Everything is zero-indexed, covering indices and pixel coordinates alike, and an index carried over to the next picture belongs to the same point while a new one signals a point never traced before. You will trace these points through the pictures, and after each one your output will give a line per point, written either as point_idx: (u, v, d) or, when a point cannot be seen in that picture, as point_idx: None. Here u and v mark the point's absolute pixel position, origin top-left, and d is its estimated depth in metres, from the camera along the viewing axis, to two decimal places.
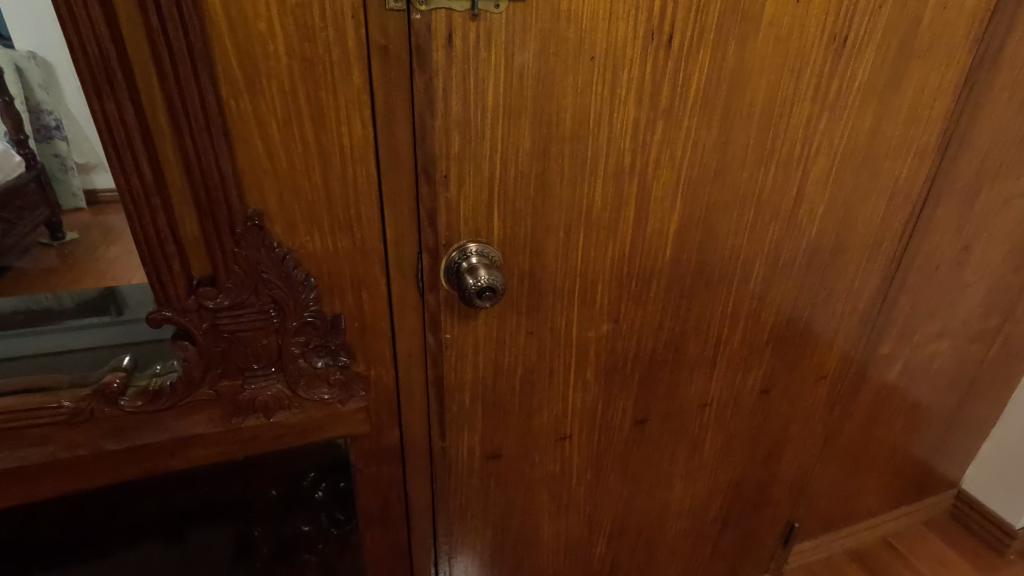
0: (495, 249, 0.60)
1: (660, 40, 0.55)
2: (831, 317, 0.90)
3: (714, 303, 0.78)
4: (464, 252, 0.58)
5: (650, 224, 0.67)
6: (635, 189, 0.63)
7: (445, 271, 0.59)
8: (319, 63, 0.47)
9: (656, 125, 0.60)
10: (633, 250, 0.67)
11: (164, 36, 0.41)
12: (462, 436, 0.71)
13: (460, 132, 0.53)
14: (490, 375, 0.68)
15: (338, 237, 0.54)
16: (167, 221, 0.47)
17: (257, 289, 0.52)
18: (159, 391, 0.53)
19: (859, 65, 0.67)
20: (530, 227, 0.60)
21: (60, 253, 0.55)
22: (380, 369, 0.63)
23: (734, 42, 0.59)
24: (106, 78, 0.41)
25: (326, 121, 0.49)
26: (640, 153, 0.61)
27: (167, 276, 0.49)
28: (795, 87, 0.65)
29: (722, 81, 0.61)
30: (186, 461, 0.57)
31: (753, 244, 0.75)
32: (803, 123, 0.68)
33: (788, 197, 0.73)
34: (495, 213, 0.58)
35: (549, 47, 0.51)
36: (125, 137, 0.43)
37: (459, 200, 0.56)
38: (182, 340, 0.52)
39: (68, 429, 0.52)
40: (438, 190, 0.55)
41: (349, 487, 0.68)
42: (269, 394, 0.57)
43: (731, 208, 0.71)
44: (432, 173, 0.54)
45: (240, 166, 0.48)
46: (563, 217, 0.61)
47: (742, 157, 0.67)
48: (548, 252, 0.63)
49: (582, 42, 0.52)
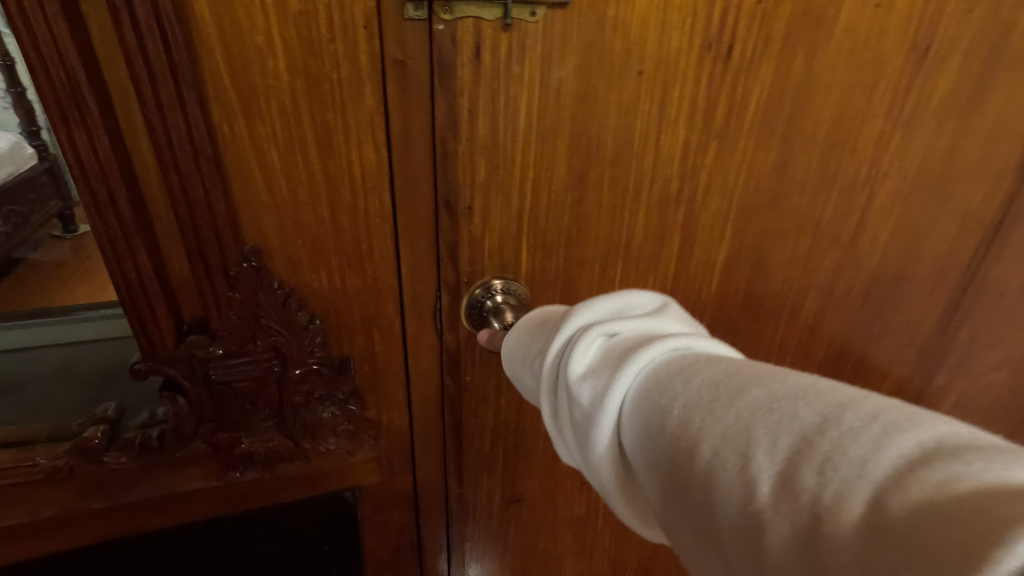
0: (524, 287, 0.53)
1: (719, 51, 0.47)
2: (894, 357, 0.79)
3: (760, 341, 0.69)
4: (489, 289, 0.52)
5: (696, 256, 0.58)
6: (681, 218, 0.55)
7: (466, 308, 0.52)
8: (325, 81, 0.40)
9: (709, 148, 0.52)
10: (675, 284, 0.59)
11: (143, 54, 0.35)
12: (480, 482, 0.64)
13: (486, 157, 0.46)
14: (513, 420, 0.61)
15: (347, 274, 0.48)
16: (151, 262, 0.41)
17: (256, 335, 0.46)
18: (146, 446, 0.47)
19: (943, 77, 0.56)
20: (563, 260, 0.53)
21: (74, 248, 0.44)
22: (391, 414, 0.57)
23: (803, 52, 0.50)
24: (75, 102, 0.35)
25: (333, 147, 0.43)
26: (689, 180, 0.53)
27: (152, 323, 0.43)
28: (868, 103, 0.55)
29: (787, 98, 0.52)
30: (177, 518, 0.51)
31: (809, 277, 0.65)
32: (876, 147, 0.58)
33: (850, 226, 0.63)
34: (524, 244, 0.51)
35: (591, 61, 0.44)
36: (98, 171, 0.37)
37: (483, 232, 0.50)
38: (170, 392, 0.46)
39: (45, 487, 0.47)
40: (460, 223, 0.48)
41: (356, 538, 0.62)
42: (269, 447, 0.51)
43: (790, 242, 0.62)
44: (453, 205, 0.47)
45: (235, 199, 0.42)
46: (600, 251, 0.54)
47: (805, 186, 0.58)
48: (582, 288, 0.56)
49: (629, 54, 0.45)
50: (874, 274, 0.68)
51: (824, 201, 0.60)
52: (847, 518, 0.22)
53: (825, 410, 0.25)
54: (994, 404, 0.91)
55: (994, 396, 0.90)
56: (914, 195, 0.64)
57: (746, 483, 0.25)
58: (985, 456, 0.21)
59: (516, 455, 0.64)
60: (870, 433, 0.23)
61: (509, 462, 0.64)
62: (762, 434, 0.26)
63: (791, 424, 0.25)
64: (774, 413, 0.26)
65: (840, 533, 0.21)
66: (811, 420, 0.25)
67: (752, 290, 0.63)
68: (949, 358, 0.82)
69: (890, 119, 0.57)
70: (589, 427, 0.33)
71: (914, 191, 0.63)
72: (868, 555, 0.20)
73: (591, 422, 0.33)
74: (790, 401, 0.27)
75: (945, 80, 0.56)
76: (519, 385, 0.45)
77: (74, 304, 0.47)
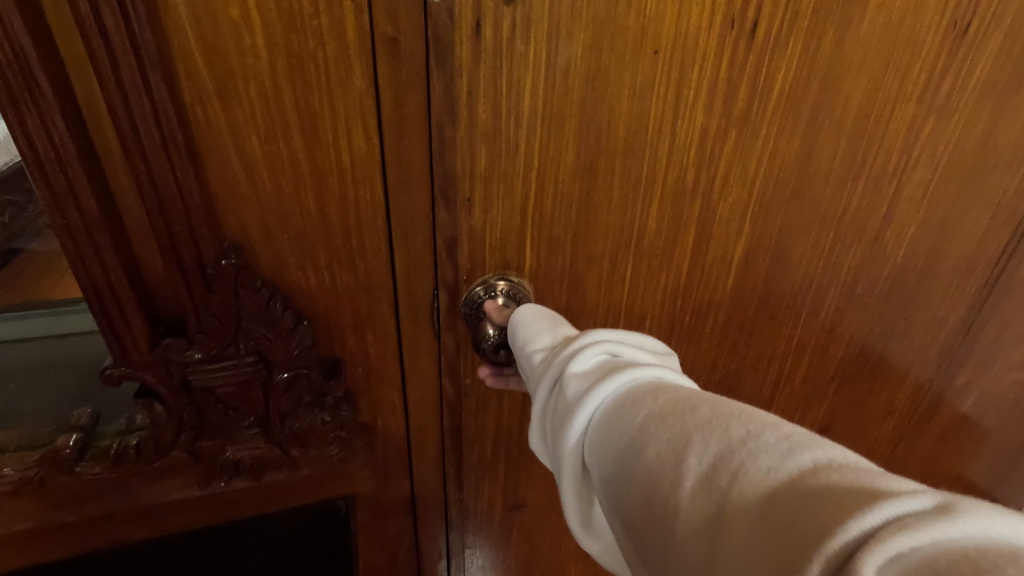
0: (527, 289, 0.50)
1: (742, 28, 0.43)
2: (915, 357, 0.75)
3: (777, 339, 0.65)
4: (491, 288, 0.49)
5: (712, 251, 0.55)
6: (697, 210, 0.51)
7: (463, 306, 0.49)
8: (309, 60, 0.37)
9: (728, 135, 0.48)
10: (689, 281, 0.56)
11: (101, 28, 0.32)
12: (481, 487, 0.61)
13: (486, 145, 0.42)
14: (516, 423, 0.58)
15: (338, 271, 0.45)
16: (120, 260, 0.38)
17: (238, 338, 0.43)
18: (122, 455, 0.44)
19: (983, 58, 0.52)
20: (570, 256, 0.50)
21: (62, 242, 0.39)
22: (387, 420, 0.53)
23: (833, 30, 0.46)
24: (25, 81, 0.32)
25: (320, 134, 0.39)
26: (707, 170, 0.49)
27: (122, 326, 0.40)
28: (901, 86, 0.51)
29: (813, 80, 0.48)
30: (158, 530, 0.48)
31: (830, 273, 0.62)
32: (908, 134, 0.54)
33: (875, 218, 0.59)
34: (528, 240, 0.48)
35: (602, 38, 0.40)
36: (56, 158, 0.34)
37: (484, 227, 0.46)
38: (145, 399, 0.42)
39: (12, 501, 0.43)
40: (459, 217, 0.45)
41: (350, 549, 0.60)
42: (255, 456, 0.48)
43: (812, 236, 0.58)
44: (452, 197, 0.44)
45: (213, 190, 0.39)
46: (609, 244, 0.51)
47: (830, 176, 0.54)
48: (589, 285, 0.52)
49: (645, 30, 0.41)
50: (899, 270, 0.65)
51: (849, 193, 0.56)
52: (749, 509, 0.25)
53: (752, 426, 0.28)
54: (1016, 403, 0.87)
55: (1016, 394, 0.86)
56: (944, 186, 0.60)
57: (675, 477, 0.29)
58: (863, 471, 0.24)
59: (520, 460, 0.60)
60: (781, 448, 0.26)
61: (511, 467, 0.61)
62: (696, 440, 0.29)
63: (721, 433, 0.28)
64: (709, 424, 0.30)
65: (738, 518, 0.25)
66: (737, 432, 0.28)
67: (770, 287, 0.60)
68: (975, 358, 0.78)
69: (923, 105, 0.53)
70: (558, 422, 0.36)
71: (944, 182, 0.59)
72: (753, 534, 0.24)
73: (559, 418, 0.36)
74: (725, 417, 0.29)
75: (984, 62, 0.52)
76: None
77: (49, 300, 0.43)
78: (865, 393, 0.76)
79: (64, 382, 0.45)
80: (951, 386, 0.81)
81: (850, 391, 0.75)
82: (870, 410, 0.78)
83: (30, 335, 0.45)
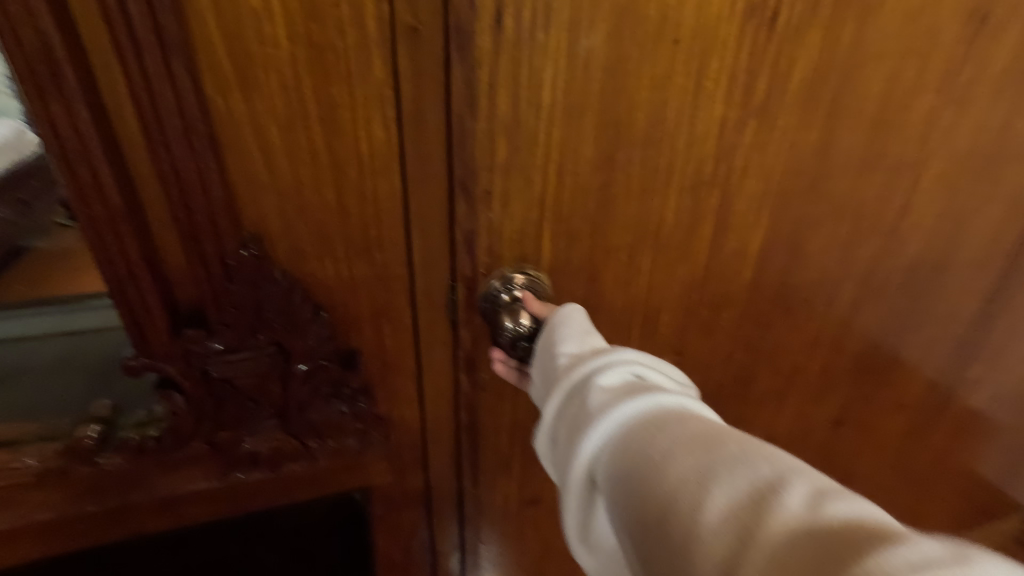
0: (544, 282, 0.49)
1: (764, 17, 0.43)
2: (930, 349, 0.74)
3: (792, 332, 0.64)
4: (508, 281, 0.48)
5: (730, 243, 0.54)
6: (715, 202, 0.51)
7: (480, 299, 0.49)
8: (330, 50, 0.37)
9: (748, 126, 0.48)
10: (706, 273, 0.55)
11: (125, 17, 0.32)
12: (496, 482, 0.61)
13: (506, 136, 0.42)
14: (534, 418, 0.57)
15: (355, 262, 0.45)
16: (141, 251, 0.38)
17: (257, 329, 0.43)
18: (142, 447, 0.44)
19: (1004, 46, 0.51)
20: (587, 249, 0.50)
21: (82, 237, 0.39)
22: (403, 412, 0.54)
23: (854, 18, 0.45)
24: (50, 71, 0.32)
25: (339, 125, 0.39)
26: (725, 160, 0.49)
27: (144, 316, 0.40)
28: (920, 76, 0.51)
29: (834, 70, 0.47)
30: (177, 521, 0.48)
31: (846, 265, 0.61)
32: (927, 125, 0.54)
33: (893, 210, 0.59)
34: (546, 233, 0.48)
35: (623, 27, 0.40)
36: (80, 148, 0.34)
37: (503, 220, 0.46)
38: (166, 390, 0.43)
39: (33, 492, 0.44)
40: (478, 211, 0.45)
41: (366, 538, 0.59)
42: (273, 446, 0.48)
43: (828, 228, 0.57)
44: (471, 190, 0.44)
45: (233, 181, 0.39)
46: (627, 237, 0.50)
47: (848, 167, 0.54)
48: (607, 278, 0.52)
49: (665, 20, 0.41)
50: (915, 263, 0.64)
51: (867, 185, 0.56)
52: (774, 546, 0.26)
53: (780, 468, 0.29)
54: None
55: None
56: (961, 176, 0.59)
57: (695, 503, 0.29)
58: (886, 525, 0.26)
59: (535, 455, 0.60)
60: (810, 494, 0.28)
61: (528, 462, 0.61)
62: (723, 472, 0.30)
63: (750, 470, 0.30)
64: (739, 462, 0.30)
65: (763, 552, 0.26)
66: (766, 471, 0.29)
67: (786, 279, 0.59)
68: (989, 350, 0.78)
69: (943, 95, 0.53)
70: (573, 428, 0.36)
71: (961, 173, 0.59)
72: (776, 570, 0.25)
73: (575, 423, 0.36)
74: (753, 454, 0.31)
75: (1005, 51, 0.52)
76: (530, 385, 0.47)
77: (51, 299, 0.42)
78: (878, 387, 0.76)
79: (79, 380, 0.45)
80: (964, 379, 0.80)
81: (864, 384, 0.75)
82: (885, 404, 0.78)
83: (31, 337, 0.44)
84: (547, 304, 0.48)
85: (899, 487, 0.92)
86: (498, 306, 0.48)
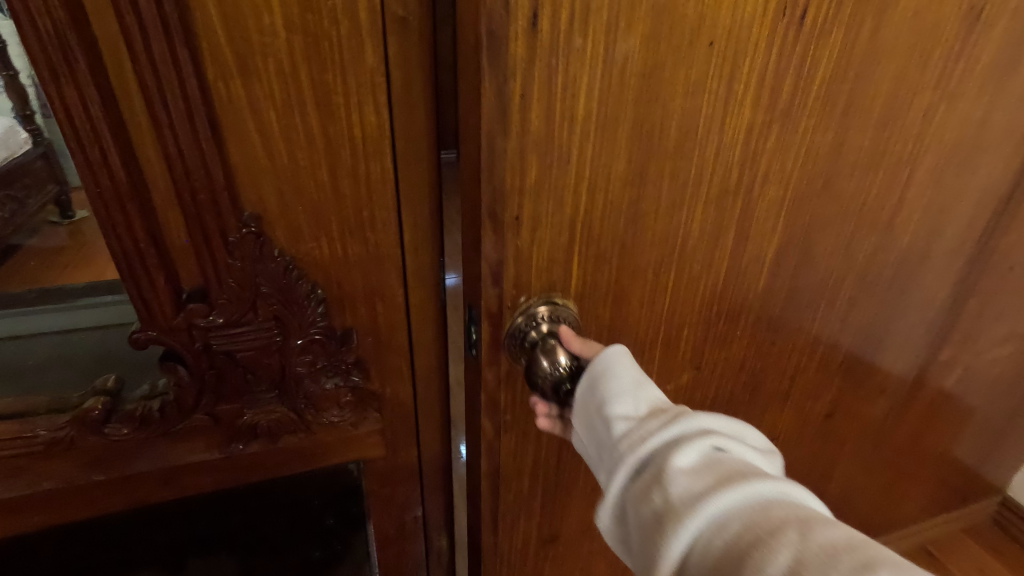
0: (571, 309, 0.46)
1: (794, 16, 0.39)
2: (913, 336, 0.77)
3: (798, 333, 0.63)
4: (537, 316, 0.44)
5: (751, 253, 0.51)
6: (739, 213, 0.48)
7: (507, 338, 0.45)
8: (324, 39, 0.39)
9: (771, 132, 0.44)
10: (727, 285, 0.53)
11: (133, 6, 0.34)
12: (517, 525, 0.59)
13: (537, 157, 0.38)
14: (555, 448, 0.55)
15: (350, 242, 0.47)
16: (147, 229, 0.41)
17: (256, 304, 0.45)
18: (147, 418, 0.46)
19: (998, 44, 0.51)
20: (615, 271, 0.46)
21: (71, 231, 0.43)
22: (396, 389, 0.56)
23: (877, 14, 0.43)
24: (64, 57, 0.34)
25: (334, 110, 0.42)
26: (763, 174, 0.47)
27: (149, 292, 0.42)
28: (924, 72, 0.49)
29: (854, 69, 0.45)
30: (181, 490, 0.51)
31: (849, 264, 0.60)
32: (924, 123, 0.53)
33: (891, 206, 0.58)
34: (575, 257, 0.43)
35: (660, 28, 0.35)
36: (91, 130, 0.37)
37: (530, 249, 0.42)
38: (170, 362, 0.45)
39: (46, 460, 0.46)
40: (505, 239, 0.40)
41: (362, 512, 0.62)
42: (272, 419, 0.50)
43: (835, 229, 0.56)
44: (499, 217, 0.39)
45: (233, 164, 0.41)
46: (662, 258, 0.47)
47: (863, 169, 0.52)
48: (633, 299, 0.48)
49: (713, 25, 0.37)
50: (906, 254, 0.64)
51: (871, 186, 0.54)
52: None
53: None
54: (997, 375, 0.91)
55: (998, 367, 0.90)
56: (948, 169, 0.59)
57: None
58: None
59: (555, 477, 0.57)
60: None
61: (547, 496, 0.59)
62: None
63: None
64: None
65: None
66: None
67: (801, 284, 0.58)
68: (962, 333, 0.81)
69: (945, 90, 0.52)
70: (664, 524, 0.33)
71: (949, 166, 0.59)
72: None
73: (677, 521, 0.33)
74: None
75: (997, 45, 0.51)
76: (584, 453, 0.43)
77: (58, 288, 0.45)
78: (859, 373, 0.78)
79: (75, 357, 0.47)
80: (940, 362, 0.84)
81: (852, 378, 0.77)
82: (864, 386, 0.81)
83: (33, 332, 0.46)
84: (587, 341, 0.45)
85: (881, 469, 0.96)
86: (527, 343, 0.45)
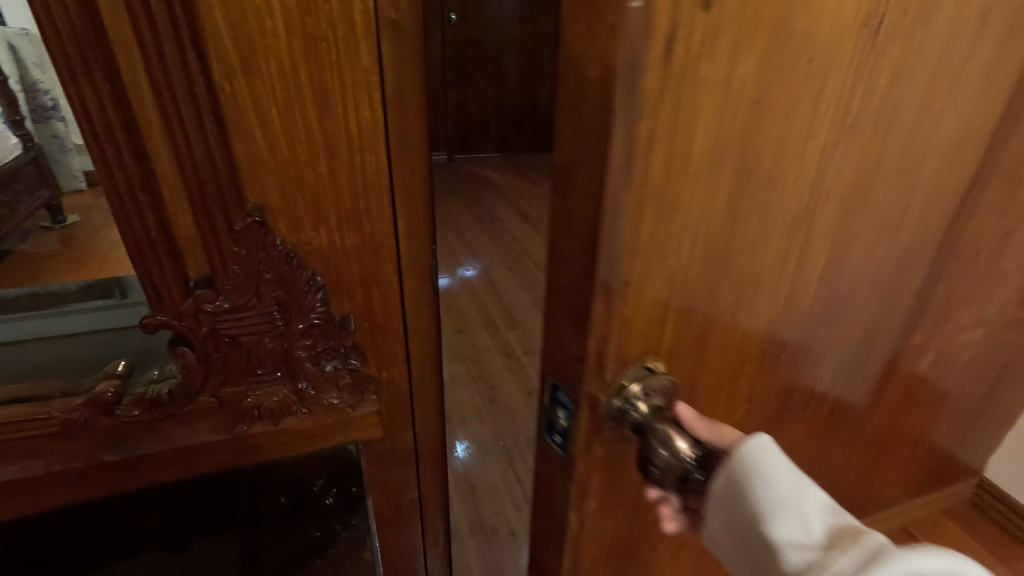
0: (665, 374, 0.33)
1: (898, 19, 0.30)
2: None
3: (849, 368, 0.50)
4: (637, 394, 0.32)
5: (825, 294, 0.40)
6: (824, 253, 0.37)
7: (603, 419, 0.32)
8: (322, 40, 0.42)
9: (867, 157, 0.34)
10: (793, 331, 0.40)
11: (146, 11, 0.37)
12: None
13: (652, 206, 0.27)
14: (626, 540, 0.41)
15: (347, 231, 0.50)
16: (156, 219, 0.43)
17: (259, 290, 0.48)
18: (156, 400, 0.49)
19: None
20: (700, 329, 0.34)
21: (61, 235, 0.49)
22: (392, 372, 0.59)
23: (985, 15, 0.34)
24: (82, 58, 0.37)
25: (331, 106, 0.45)
26: (877, 210, 0.38)
27: (159, 279, 0.45)
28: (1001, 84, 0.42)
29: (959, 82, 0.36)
30: (188, 471, 0.53)
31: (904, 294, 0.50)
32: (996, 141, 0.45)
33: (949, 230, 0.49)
34: (666, 318, 0.31)
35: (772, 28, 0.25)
36: (105, 126, 0.39)
37: (635, 313, 0.30)
38: (178, 346, 0.48)
39: (60, 442, 0.49)
40: (614, 305, 0.29)
41: (360, 490, 0.65)
42: (275, 400, 0.53)
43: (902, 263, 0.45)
44: (610, 280, 0.28)
45: (237, 158, 0.44)
46: (769, 323, 0.38)
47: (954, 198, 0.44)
48: (712, 361, 0.36)
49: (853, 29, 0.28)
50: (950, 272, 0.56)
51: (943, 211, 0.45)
52: None
53: None
54: None
55: None
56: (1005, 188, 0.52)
57: None
58: None
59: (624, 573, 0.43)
60: None
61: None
62: None
63: None
64: None
65: None
66: None
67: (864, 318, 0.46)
68: None
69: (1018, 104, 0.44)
70: None
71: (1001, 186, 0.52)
72: None
73: None
74: None
75: None
76: (727, 563, 0.35)
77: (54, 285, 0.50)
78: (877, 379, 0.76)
79: (69, 351, 0.50)
80: None
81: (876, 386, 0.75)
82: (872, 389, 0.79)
83: (18, 339, 0.49)
84: (713, 423, 0.35)
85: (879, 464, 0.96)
86: (632, 429, 0.32)
